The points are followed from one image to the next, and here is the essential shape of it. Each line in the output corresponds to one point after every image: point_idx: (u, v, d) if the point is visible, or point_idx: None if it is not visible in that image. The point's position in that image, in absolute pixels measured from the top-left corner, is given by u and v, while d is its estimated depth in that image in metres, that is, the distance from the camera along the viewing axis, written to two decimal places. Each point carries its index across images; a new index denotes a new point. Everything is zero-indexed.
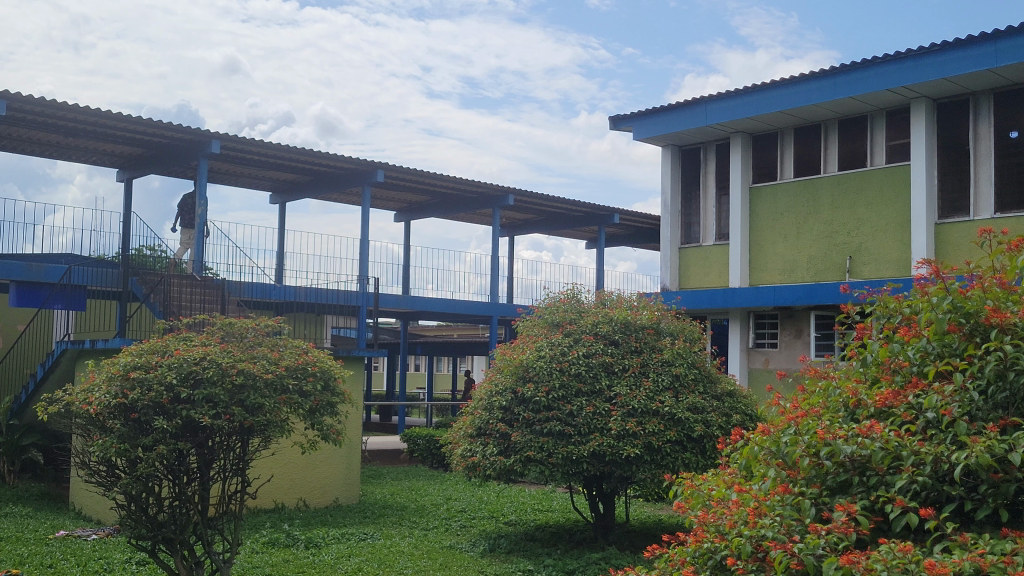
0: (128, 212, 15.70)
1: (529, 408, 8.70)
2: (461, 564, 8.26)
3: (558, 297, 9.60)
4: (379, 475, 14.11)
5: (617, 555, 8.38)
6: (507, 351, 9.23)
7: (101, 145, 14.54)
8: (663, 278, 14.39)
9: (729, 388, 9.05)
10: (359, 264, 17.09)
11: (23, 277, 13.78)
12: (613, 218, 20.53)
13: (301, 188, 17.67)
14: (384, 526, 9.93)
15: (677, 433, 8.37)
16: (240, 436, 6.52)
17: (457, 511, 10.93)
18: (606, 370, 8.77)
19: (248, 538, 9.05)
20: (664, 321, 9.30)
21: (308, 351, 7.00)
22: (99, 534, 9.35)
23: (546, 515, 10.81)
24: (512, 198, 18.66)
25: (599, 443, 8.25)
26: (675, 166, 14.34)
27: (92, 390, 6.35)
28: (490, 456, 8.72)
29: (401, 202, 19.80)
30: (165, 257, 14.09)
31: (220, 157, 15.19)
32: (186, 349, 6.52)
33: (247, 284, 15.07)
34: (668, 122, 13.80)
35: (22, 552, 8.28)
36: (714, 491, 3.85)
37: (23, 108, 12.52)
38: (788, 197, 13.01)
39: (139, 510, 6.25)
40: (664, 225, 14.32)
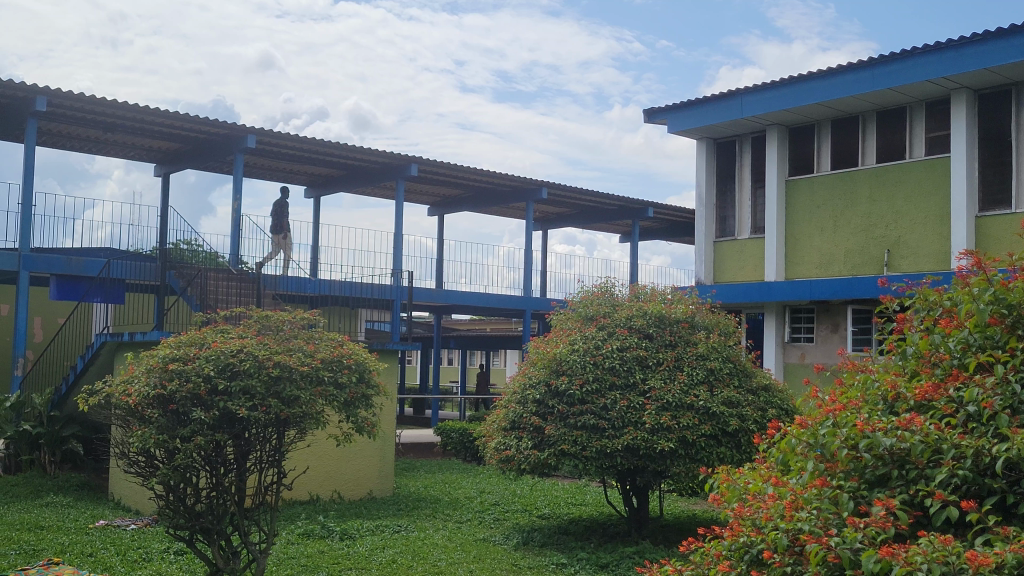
0: (166, 206, 15.90)
1: (563, 402, 8.70)
2: (495, 557, 8.29)
3: (592, 291, 9.59)
4: (413, 468, 14.18)
5: (651, 549, 8.37)
6: (541, 344, 9.24)
7: (139, 140, 14.72)
8: (697, 271, 14.32)
9: (765, 382, 9.02)
10: (392, 258, 17.17)
11: (63, 270, 13.94)
12: (647, 212, 20.47)
13: (335, 182, 17.77)
14: (418, 519, 9.97)
15: (712, 428, 8.33)
16: (276, 427, 6.57)
17: (491, 504, 10.97)
18: (640, 364, 8.74)
19: (284, 529, 9.13)
20: (699, 315, 9.26)
21: (343, 343, 7.04)
22: (138, 523, 9.48)
23: (579, 509, 10.81)
24: (545, 191, 18.64)
25: (633, 437, 8.23)
26: (709, 158, 14.26)
27: (131, 382, 6.43)
28: (524, 450, 8.71)
29: (435, 196, 19.86)
30: (201, 251, 14.24)
31: (256, 151, 15.30)
32: (223, 342, 6.60)
33: (282, 277, 15.38)
34: (703, 114, 13.72)
35: (63, 540, 8.43)
36: (751, 484, 3.86)
37: (63, 103, 12.72)
38: (824, 190, 12.89)
39: (176, 500, 6.30)
40: (698, 218, 14.25)
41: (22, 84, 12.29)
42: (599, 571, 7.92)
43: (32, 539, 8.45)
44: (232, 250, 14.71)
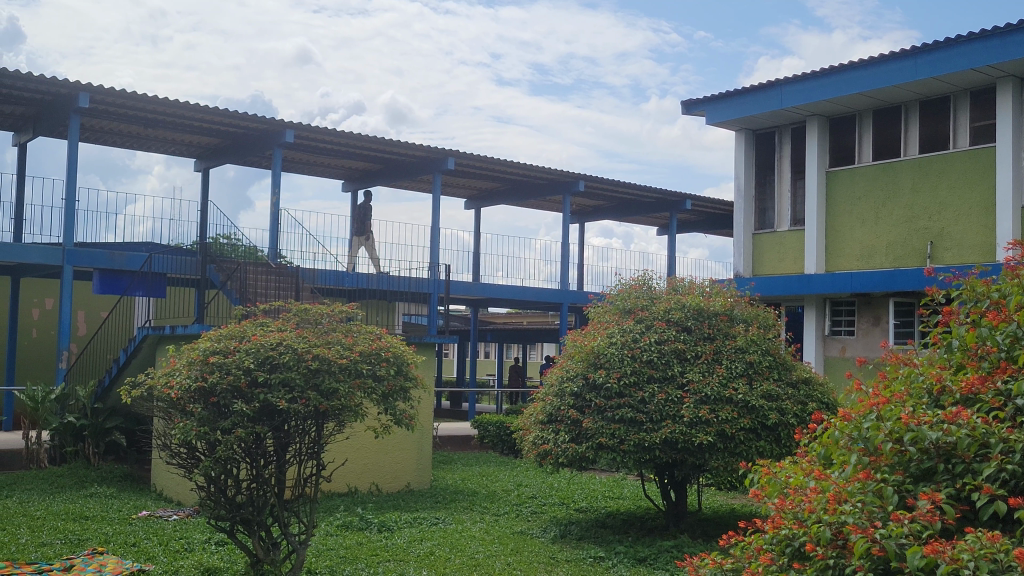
0: (206, 201, 16.06)
1: (601, 395, 8.68)
2: (532, 550, 8.31)
3: (629, 283, 9.55)
4: (450, 460, 14.22)
5: (689, 543, 8.32)
6: (578, 337, 9.22)
7: (181, 136, 14.89)
8: (736, 264, 14.22)
9: (805, 375, 8.93)
10: (429, 251, 17.22)
11: (106, 265, 14.16)
12: (685, 204, 20.33)
13: (373, 176, 17.85)
14: (456, 511, 10.01)
15: (752, 421, 8.27)
16: (315, 420, 6.62)
17: (528, 496, 10.98)
18: (678, 357, 8.69)
19: (322, 521, 9.20)
20: (738, 307, 9.18)
21: (381, 336, 7.07)
22: (180, 514, 9.60)
23: (617, 502, 10.78)
24: (582, 184, 18.58)
25: (671, 430, 8.20)
26: (748, 149, 14.13)
27: (172, 374, 6.50)
28: (562, 443, 8.70)
29: (472, 190, 19.87)
30: (240, 245, 14.41)
31: (294, 146, 15.41)
32: (263, 335, 6.62)
33: (321, 271, 15.48)
34: (743, 105, 13.60)
35: (107, 531, 8.55)
36: (792, 478, 3.83)
37: (105, 99, 12.91)
38: (866, 181, 12.73)
39: (218, 491, 6.43)
40: (737, 211, 14.15)
41: (65, 81, 12.48)
42: (637, 564, 7.91)
43: (77, 529, 8.60)
44: (272, 244, 14.84)
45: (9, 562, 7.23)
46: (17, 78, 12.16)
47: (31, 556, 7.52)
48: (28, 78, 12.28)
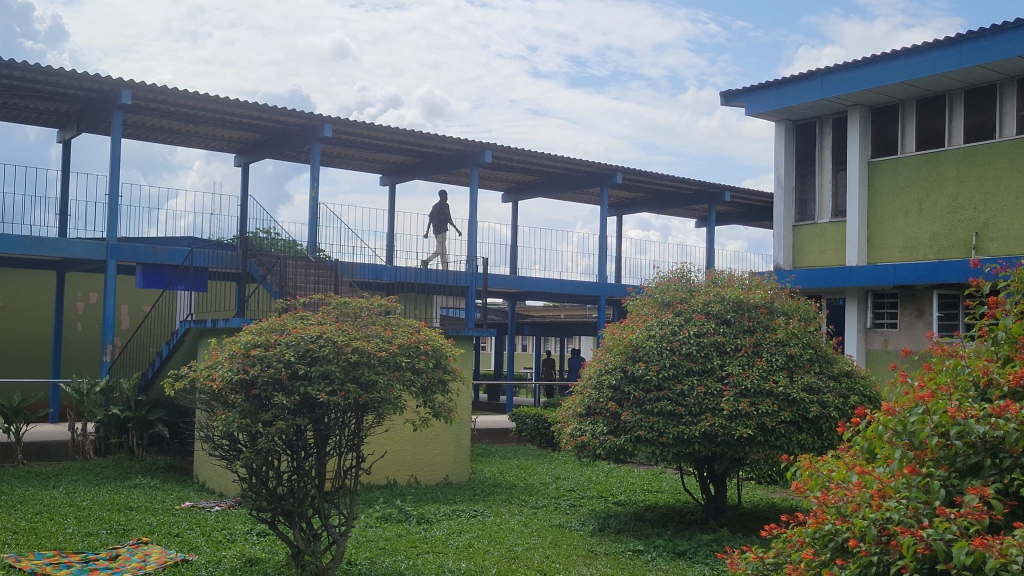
0: (245, 196, 16.21)
1: (639, 387, 8.64)
2: (571, 543, 8.31)
3: (668, 276, 9.51)
4: (488, 453, 14.24)
5: (729, 537, 8.27)
6: (616, 330, 9.20)
7: (220, 131, 15.03)
8: (776, 256, 14.10)
9: (847, 368, 8.84)
10: (467, 244, 17.25)
11: (148, 259, 14.33)
12: (724, 195, 20.18)
13: (411, 170, 17.90)
14: (494, 504, 10.04)
15: (792, 414, 8.21)
16: (355, 412, 6.66)
17: (566, 489, 10.98)
18: (718, 349, 8.64)
19: (362, 513, 9.26)
20: (778, 300, 9.10)
21: (420, 329, 7.08)
22: (222, 505, 9.71)
23: (656, 496, 10.75)
24: (619, 176, 18.51)
25: (711, 423, 8.15)
26: (788, 140, 13.99)
27: (215, 367, 6.59)
28: (600, 435, 8.69)
29: (509, 183, 19.88)
30: (279, 239, 14.54)
31: (333, 140, 15.49)
32: (303, 328, 6.66)
33: (360, 265, 15.57)
34: (783, 96, 13.48)
35: (151, 521, 8.68)
36: (835, 472, 3.81)
37: (147, 96, 13.07)
38: (909, 171, 12.55)
39: (259, 483, 6.55)
40: (777, 202, 14.02)
41: (108, 78, 12.66)
42: (676, 558, 7.88)
43: (122, 519, 8.74)
44: (310, 237, 14.95)
45: (57, 551, 7.38)
46: (61, 75, 12.36)
47: (78, 546, 7.66)
48: (73, 75, 12.47)
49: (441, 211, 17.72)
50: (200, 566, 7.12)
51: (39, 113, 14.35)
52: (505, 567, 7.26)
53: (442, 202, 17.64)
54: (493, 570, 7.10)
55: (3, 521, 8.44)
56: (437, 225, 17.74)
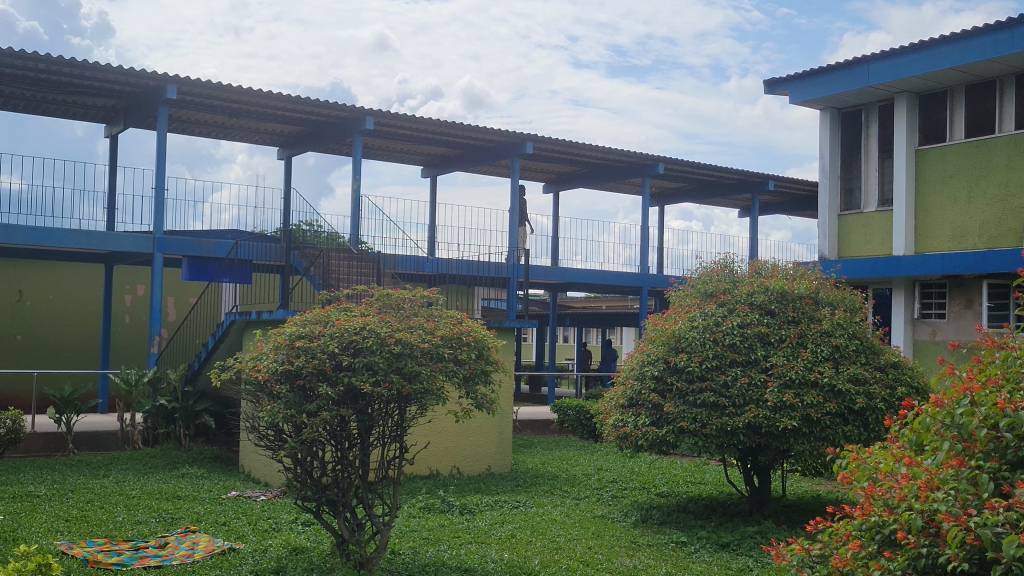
0: (289, 189, 16.36)
1: (682, 378, 8.60)
2: (613, 534, 8.30)
3: (711, 267, 9.45)
4: (530, 444, 14.26)
5: (774, 529, 8.21)
6: (659, 321, 9.16)
7: (263, 125, 15.17)
8: (821, 246, 13.95)
9: (894, 359, 8.72)
10: (508, 235, 17.26)
11: (193, 252, 14.51)
12: (767, 184, 19.97)
13: (452, 162, 17.94)
14: (536, 494, 10.06)
15: (838, 405, 8.12)
16: (399, 403, 6.69)
17: (609, 480, 10.98)
18: (762, 340, 8.57)
19: (406, 503, 9.32)
20: (823, 291, 9.00)
21: (462, 321, 7.08)
22: (268, 495, 9.82)
23: (698, 487, 10.70)
24: (661, 166, 18.39)
25: (754, 414, 8.09)
26: (834, 128, 13.83)
27: (260, 358, 6.67)
28: (643, 427, 8.66)
29: (550, 174, 19.85)
30: (322, 232, 14.66)
31: (375, 132, 15.56)
32: (347, 320, 6.71)
33: (401, 257, 15.63)
34: (828, 83, 13.31)
35: (199, 510, 8.81)
36: (882, 463, 3.77)
37: (192, 90, 13.23)
38: (957, 159, 12.34)
39: (304, 473, 6.65)
40: (822, 191, 13.86)
41: (154, 73, 12.84)
42: (719, 550, 7.84)
43: (170, 508, 8.87)
44: (353, 230, 15.04)
45: (108, 539, 7.52)
46: (109, 71, 12.55)
47: (128, 534, 7.80)
48: (120, 71, 12.66)
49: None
50: (246, 554, 7.22)
51: (87, 108, 14.59)
52: (548, 558, 7.27)
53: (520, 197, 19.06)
54: (536, 561, 7.11)
55: (56, 510, 8.63)
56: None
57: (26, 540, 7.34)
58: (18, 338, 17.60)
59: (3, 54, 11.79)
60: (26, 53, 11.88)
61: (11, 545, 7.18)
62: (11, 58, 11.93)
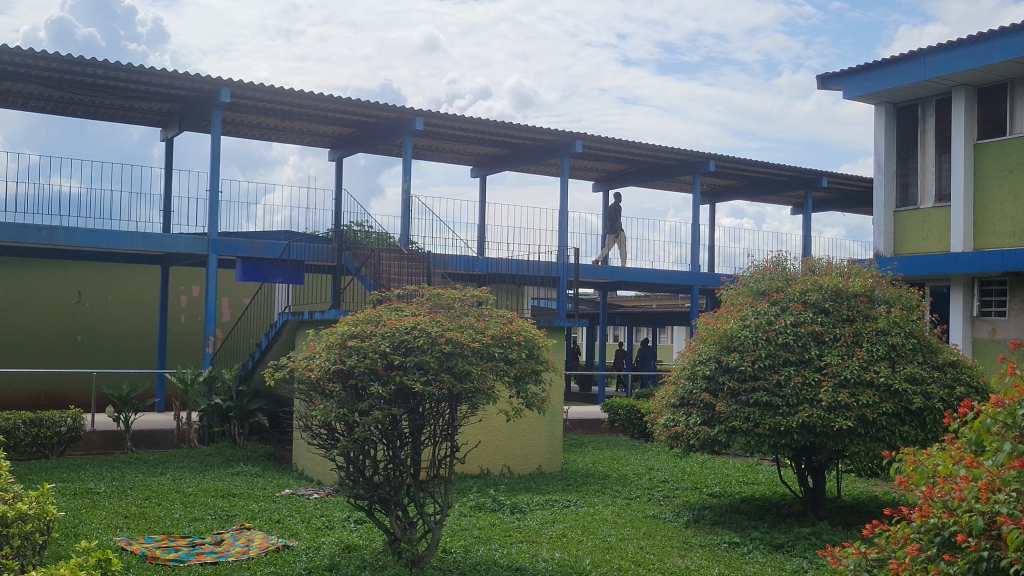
0: (340, 190, 16.52)
1: (734, 378, 8.51)
2: (665, 534, 8.25)
3: (763, 265, 9.37)
4: (581, 444, 14.23)
5: (829, 531, 8.09)
6: (710, 320, 9.09)
7: (315, 127, 15.33)
8: (877, 243, 13.73)
9: (952, 358, 8.55)
10: (558, 234, 17.25)
11: (247, 253, 14.71)
12: (821, 181, 19.70)
13: (501, 161, 17.97)
14: (587, 494, 10.03)
15: (895, 406, 7.97)
16: (450, 402, 6.71)
17: (660, 480, 10.91)
18: (816, 340, 8.46)
19: (457, 501, 9.36)
20: (878, 288, 8.86)
21: (513, 320, 7.07)
22: (320, 493, 9.92)
23: (751, 488, 10.59)
24: (712, 163, 18.24)
25: (808, 414, 7.98)
26: (889, 123, 13.61)
27: (313, 357, 6.75)
28: (694, 426, 8.60)
29: (600, 172, 19.79)
30: (372, 232, 14.77)
31: (425, 132, 15.64)
32: (398, 319, 6.76)
33: (451, 257, 15.68)
34: (883, 78, 13.10)
35: (253, 507, 8.93)
36: (940, 465, 3.70)
37: (245, 94, 13.41)
38: (1017, 153, 12.05)
39: (356, 472, 6.72)
40: (877, 187, 13.65)
41: (208, 77, 13.04)
42: (773, 551, 7.75)
43: (225, 505, 9.01)
44: (403, 230, 15.13)
45: (165, 535, 7.66)
46: (165, 76, 12.78)
47: (185, 530, 7.93)
48: (175, 76, 12.88)
49: (614, 211, 20.52)
50: (299, 551, 7.29)
51: (142, 113, 14.85)
52: (599, 557, 7.24)
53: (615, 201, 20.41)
54: (587, 561, 7.09)
55: (115, 506, 8.80)
56: (612, 224, 20.48)
57: (87, 536, 7.50)
58: (78, 339, 17.98)
59: (61, 60, 12.06)
60: (82, 59, 12.13)
61: (72, 540, 7.34)
62: (70, 64, 12.20)
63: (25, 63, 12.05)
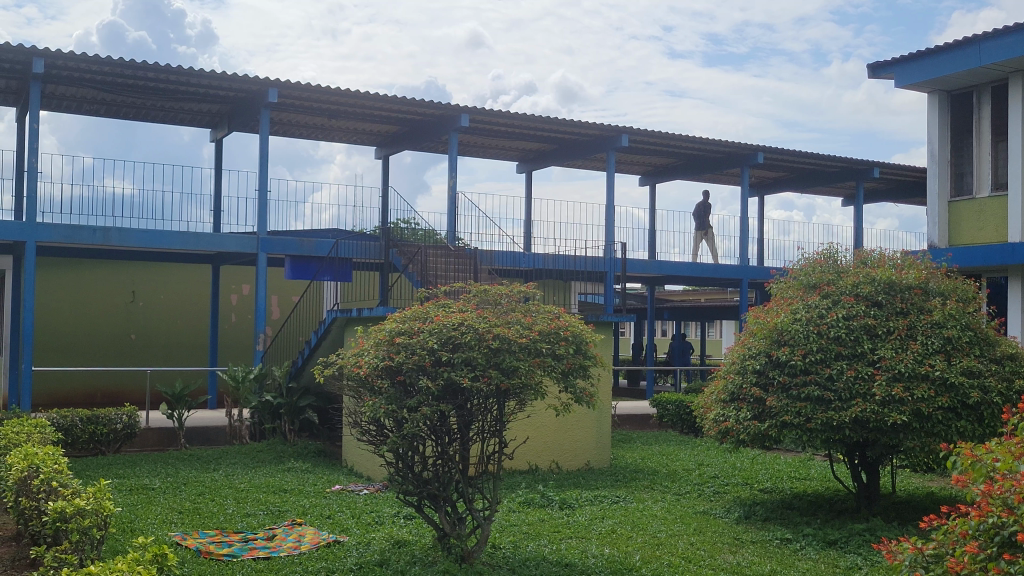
0: (387, 188, 16.60)
1: (785, 372, 8.41)
2: (716, 530, 8.18)
3: (814, 258, 9.26)
4: (630, 439, 14.17)
5: (883, 526, 7.96)
6: (760, 314, 8.99)
7: (361, 125, 15.42)
8: (930, 234, 13.48)
9: (1010, 351, 8.36)
10: (605, 229, 17.17)
11: (296, 251, 14.84)
12: (873, 172, 19.38)
13: (547, 156, 17.93)
14: (636, 490, 9.98)
15: (951, 400, 7.82)
16: (498, 398, 6.70)
17: (710, 476, 10.81)
18: (869, 333, 8.32)
19: (505, 497, 9.37)
20: (933, 280, 8.69)
21: (560, 316, 7.03)
22: (370, 489, 9.97)
23: (803, 483, 10.46)
24: (761, 156, 18.02)
25: (861, 409, 7.85)
26: (943, 111, 13.33)
27: (362, 355, 6.79)
28: (744, 421, 8.53)
29: (647, 166, 19.66)
30: (419, 230, 14.82)
31: (471, 129, 15.66)
32: (445, 316, 6.77)
33: (497, 253, 15.68)
34: (936, 65, 12.85)
35: (304, 503, 9.04)
36: (1000, 461, 3.63)
37: (292, 94, 13.53)
38: None
39: (406, 468, 6.78)
40: (931, 177, 13.39)
41: (256, 78, 13.19)
42: (826, 548, 7.65)
43: (278, 501, 9.13)
44: (450, 227, 15.18)
45: (219, 530, 7.77)
46: (214, 78, 12.93)
47: (238, 526, 8.03)
48: (223, 77, 13.03)
49: (704, 211, 20.36)
50: (350, 546, 7.35)
51: (193, 114, 15.05)
52: (649, 553, 7.19)
53: (705, 200, 20.28)
54: (637, 557, 7.05)
55: (170, 502, 8.96)
56: (701, 222, 20.42)
57: (143, 531, 7.63)
58: (132, 337, 18.33)
59: (112, 64, 12.27)
60: (133, 62, 12.33)
61: (130, 536, 7.47)
62: (121, 68, 12.39)
63: (78, 66, 12.26)
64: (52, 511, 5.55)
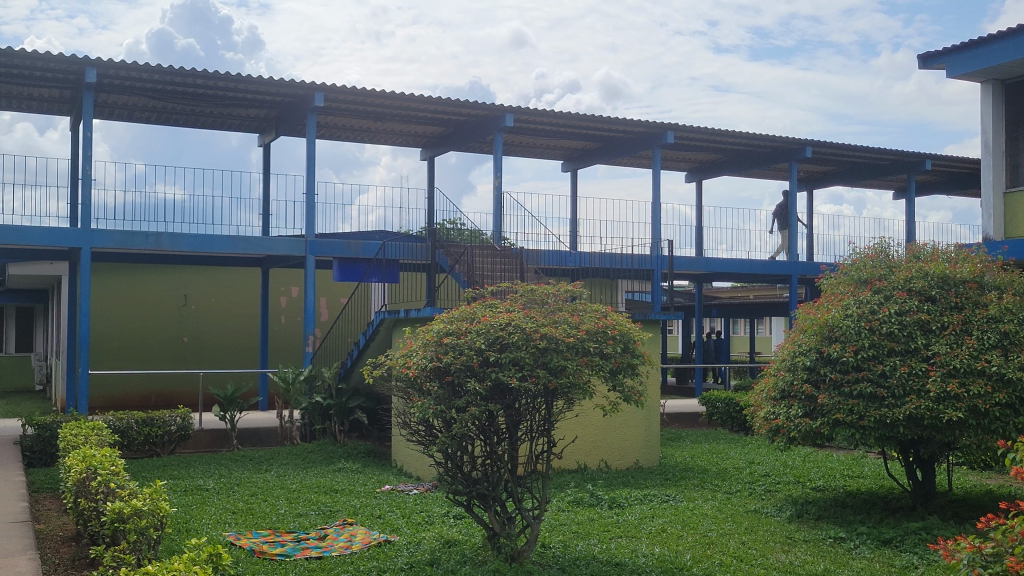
0: (433, 189, 16.67)
1: (836, 369, 8.29)
2: (767, 530, 8.08)
3: (865, 253, 9.12)
4: (680, 438, 14.09)
5: (939, 525, 7.82)
6: (811, 310, 8.88)
7: (405, 127, 15.49)
8: (986, 226, 13.21)
9: None
10: (651, 227, 17.09)
11: (344, 254, 14.96)
12: (924, 164, 19.06)
13: (591, 155, 17.89)
14: (686, 488, 9.92)
15: (1009, 396, 7.65)
16: (546, 398, 6.69)
17: (761, 474, 10.70)
18: (922, 328, 8.18)
19: (554, 496, 9.38)
20: (988, 274, 8.52)
21: (607, 314, 7.00)
22: (419, 489, 10.01)
23: (856, 481, 10.33)
24: (809, 150, 17.81)
25: (915, 405, 7.72)
26: (997, 101, 13.05)
27: (410, 355, 6.83)
28: (796, 418, 8.44)
29: (693, 162, 19.52)
30: (465, 230, 14.87)
31: (515, 129, 15.66)
32: (493, 316, 6.78)
33: (543, 253, 15.68)
34: (992, 53, 12.55)
35: (355, 503, 9.12)
36: None
37: (337, 97, 13.66)
38: None
39: (455, 468, 6.81)
40: (985, 168, 13.12)
41: (302, 82, 13.33)
42: (881, 546, 7.53)
43: (329, 501, 9.22)
44: (496, 227, 15.22)
45: (271, 530, 7.86)
46: (261, 83, 13.10)
47: (290, 526, 8.12)
48: (269, 82, 13.18)
49: (784, 211, 20.24)
50: (401, 546, 7.39)
51: (241, 119, 15.24)
52: (700, 552, 7.15)
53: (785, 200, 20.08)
54: (688, 556, 7.00)
55: (223, 502, 9.09)
56: (782, 222, 20.26)
57: (198, 531, 7.75)
58: (184, 339, 18.61)
59: (162, 72, 12.46)
60: (182, 70, 12.53)
61: (185, 536, 7.59)
62: (171, 76, 12.59)
63: (129, 75, 12.49)
64: (110, 512, 5.68)
